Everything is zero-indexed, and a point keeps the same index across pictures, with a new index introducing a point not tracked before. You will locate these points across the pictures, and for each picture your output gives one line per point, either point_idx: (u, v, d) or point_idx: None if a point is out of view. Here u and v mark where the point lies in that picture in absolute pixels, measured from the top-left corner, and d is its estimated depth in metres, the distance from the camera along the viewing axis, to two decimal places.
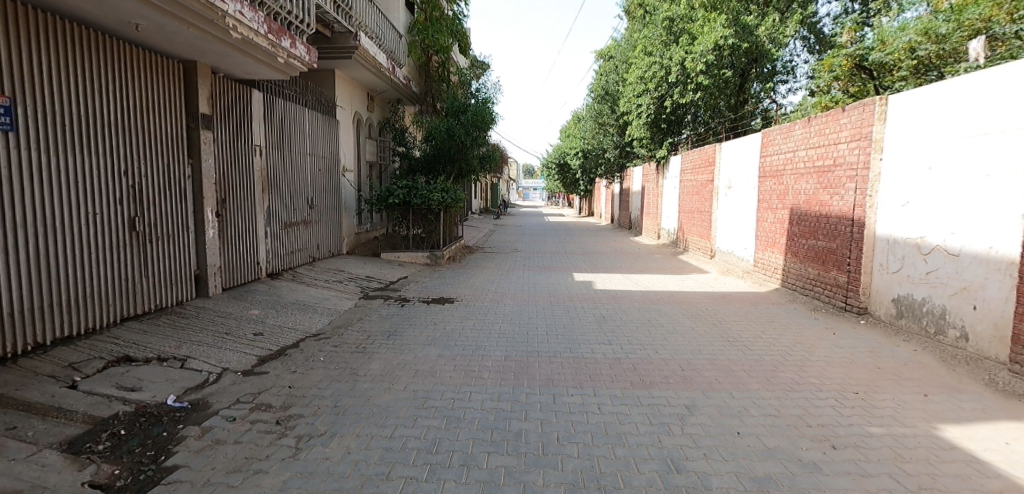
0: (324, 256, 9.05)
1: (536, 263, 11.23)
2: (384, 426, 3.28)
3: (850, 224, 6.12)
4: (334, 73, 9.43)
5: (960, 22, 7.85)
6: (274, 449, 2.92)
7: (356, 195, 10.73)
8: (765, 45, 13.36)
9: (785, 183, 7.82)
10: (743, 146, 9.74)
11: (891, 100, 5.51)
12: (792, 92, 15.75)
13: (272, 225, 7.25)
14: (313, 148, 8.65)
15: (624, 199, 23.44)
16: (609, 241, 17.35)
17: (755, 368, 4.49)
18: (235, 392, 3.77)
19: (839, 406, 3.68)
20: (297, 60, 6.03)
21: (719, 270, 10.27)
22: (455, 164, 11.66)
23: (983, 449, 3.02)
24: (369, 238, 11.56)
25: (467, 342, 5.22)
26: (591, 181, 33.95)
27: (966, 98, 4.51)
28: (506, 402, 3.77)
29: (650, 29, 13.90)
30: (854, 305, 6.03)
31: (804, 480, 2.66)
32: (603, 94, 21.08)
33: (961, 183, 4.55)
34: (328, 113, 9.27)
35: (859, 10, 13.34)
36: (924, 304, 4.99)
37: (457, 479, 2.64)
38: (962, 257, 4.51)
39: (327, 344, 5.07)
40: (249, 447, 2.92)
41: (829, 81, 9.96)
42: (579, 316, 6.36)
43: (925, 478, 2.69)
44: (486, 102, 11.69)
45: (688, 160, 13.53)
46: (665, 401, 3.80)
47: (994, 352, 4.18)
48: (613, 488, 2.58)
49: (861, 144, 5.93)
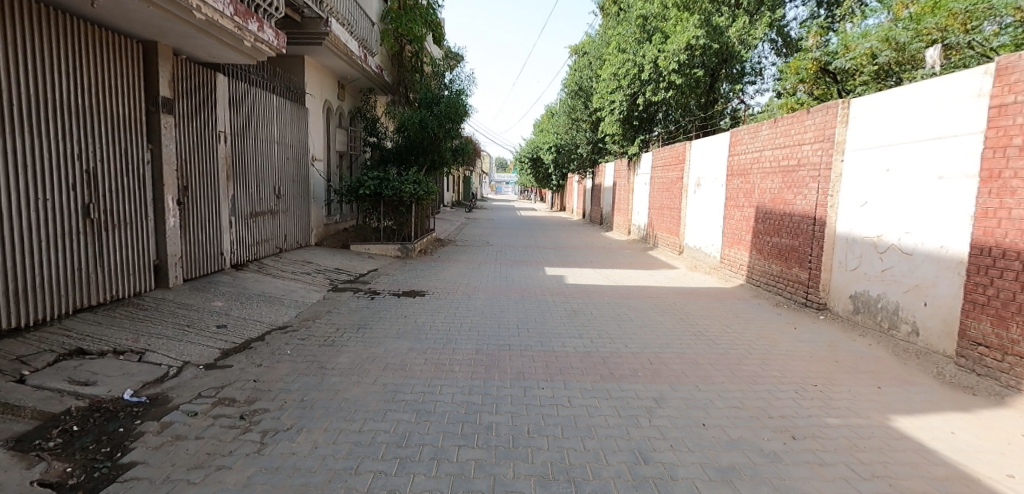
0: (291, 246, 8.82)
1: (508, 257, 11.27)
2: (353, 420, 3.24)
3: (812, 223, 6.31)
4: (304, 59, 9.18)
5: (919, 31, 8.20)
6: (239, 444, 2.85)
7: (326, 185, 10.50)
8: (735, 46, 13.55)
9: (751, 181, 8.03)
10: (712, 143, 9.95)
11: (854, 103, 5.70)
12: (759, 94, 15.98)
13: (237, 214, 7.03)
14: (280, 136, 8.39)
15: (595, 196, 23.62)
16: (580, 236, 17.51)
17: (720, 361, 4.61)
18: (197, 385, 3.67)
19: (799, 398, 3.81)
20: (265, 44, 5.82)
21: (686, 265, 10.48)
22: (428, 156, 11.53)
23: (932, 438, 3.19)
24: (338, 229, 11.34)
25: (438, 335, 5.19)
26: (563, 177, 34.25)
27: (923, 105, 4.71)
28: (477, 394, 3.78)
29: (624, 26, 13.98)
30: (814, 301, 6.26)
31: (765, 469, 2.75)
32: (577, 89, 21.24)
33: (916, 184, 4.75)
34: (298, 101, 9.04)
35: (825, 16, 13.80)
36: (879, 300, 5.20)
37: (428, 472, 2.63)
38: (916, 255, 4.71)
39: (295, 336, 4.97)
40: (212, 443, 2.85)
41: (796, 84, 10.12)
42: (550, 310, 6.39)
43: (877, 466, 2.82)
44: (460, 95, 11.62)
45: (658, 156, 13.73)
46: (633, 393, 3.86)
47: (942, 346, 4.40)
48: (581, 479, 2.61)
49: (825, 145, 6.10)
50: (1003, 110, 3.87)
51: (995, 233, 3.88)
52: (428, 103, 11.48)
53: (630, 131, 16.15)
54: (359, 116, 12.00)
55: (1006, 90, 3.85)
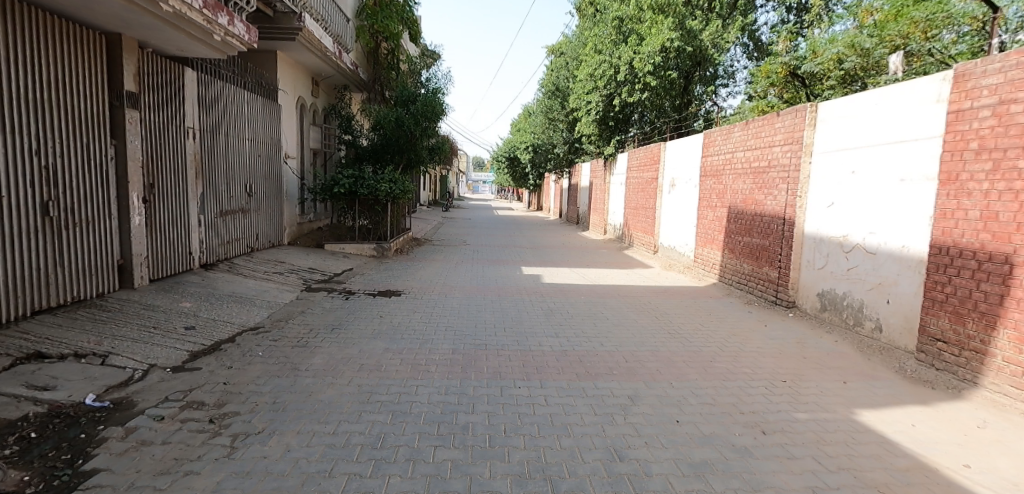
0: (263, 245, 8.64)
1: (485, 256, 11.26)
2: (327, 422, 3.19)
3: (781, 223, 6.47)
4: (277, 54, 9.00)
5: (883, 38, 8.48)
6: (207, 449, 2.77)
7: (299, 183, 10.31)
8: (708, 49, 13.90)
9: (724, 182, 8.19)
10: (686, 144, 10.12)
11: (822, 107, 5.87)
12: (732, 96, 16.45)
13: (207, 212, 6.84)
14: (252, 132, 8.19)
15: (571, 195, 23.77)
16: (557, 235, 17.58)
17: (693, 359, 4.69)
18: (163, 389, 3.56)
19: (769, 394, 3.90)
20: (236, 38, 5.68)
21: (661, 264, 10.64)
22: (404, 154, 11.43)
23: (894, 431, 3.30)
24: (312, 228, 11.14)
25: (414, 336, 5.15)
26: (541, 176, 34.39)
27: (886, 110, 4.88)
28: (453, 394, 3.76)
29: (601, 27, 14.18)
30: (784, 299, 6.42)
31: (736, 464, 2.81)
32: (553, 90, 21.39)
33: (880, 186, 4.91)
34: (270, 97, 8.85)
35: (795, 21, 14.19)
36: (845, 298, 5.37)
37: (403, 473, 2.61)
38: (879, 254, 4.87)
39: (267, 338, 4.86)
40: (179, 448, 2.77)
41: (766, 87, 10.46)
42: (527, 309, 6.40)
43: (843, 458, 2.91)
44: (437, 93, 11.55)
45: (634, 157, 13.89)
46: (609, 392, 3.90)
47: (903, 342, 4.57)
48: (557, 477, 2.63)
49: (794, 147, 6.26)
50: (961, 115, 4.04)
51: (953, 233, 4.05)
52: (404, 101, 11.38)
53: (606, 131, 16.30)
54: (333, 113, 11.83)
55: (963, 96, 4.03)
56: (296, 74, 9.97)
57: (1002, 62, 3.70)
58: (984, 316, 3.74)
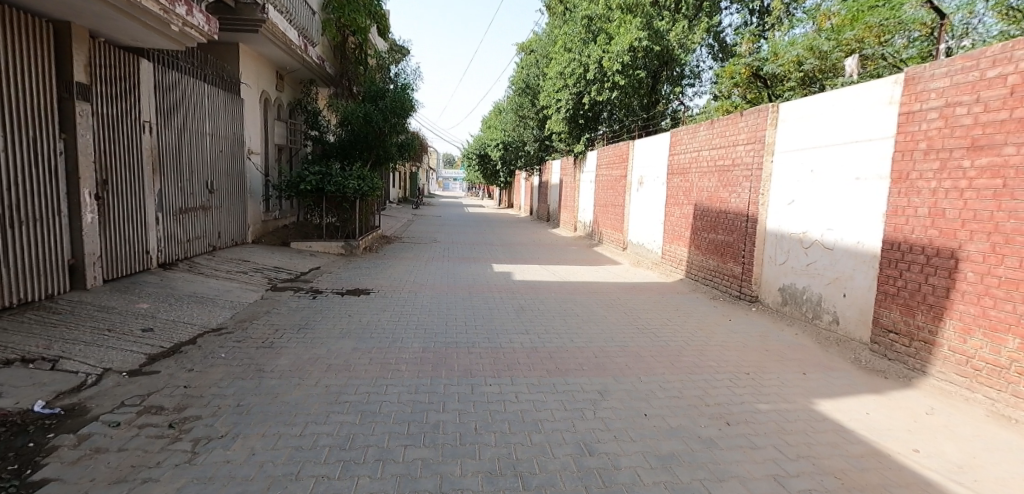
0: (225, 244, 8.37)
1: (455, 254, 11.21)
2: (293, 424, 3.12)
3: (745, 220, 6.67)
4: (239, 46, 8.72)
5: (840, 41, 8.83)
6: (167, 455, 2.68)
7: (263, 179, 10.02)
8: (676, 50, 14.20)
9: (690, 180, 8.37)
10: (654, 143, 10.30)
11: (782, 108, 6.07)
12: (698, 95, 16.77)
13: (165, 210, 6.58)
14: (212, 127, 7.93)
15: (541, 193, 23.90)
16: (528, 232, 17.65)
17: (661, 353, 4.78)
18: (119, 394, 3.42)
19: (733, 386, 4.01)
20: (195, 29, 5.47)
21: (630, 261, 10.80)
22: (373, 150, 11.25)
23: (850, 419, 3.45)
24: (277, 226, 10.86)
25: (383, 334, 5.08)
26: (511, 174, 34.46)
27: (841, 111, 5.08)
28: (424, 393, 3.73)
29: (570, 26, 14.29)
30: (747, 294, 6.61)
31: (702, 455, 2.88)
32: (524, 87, 21.51)
33: (837, 184, 5.10)
34: (232, 90, 8.57)
35: (757, 24, 14.63)
36: (804, 292, 5.57)
37: (373, 474, 2.57)
38: (836, 250, 5.07)
39: (230, 339, 4.72)
40: (137, 455, 2.66)
41: (731, 87, 10.69)
42: (498, 306, 6.41)
43: (802, 447, 3.02)
44: (406, 89, 11.42)
45: (603, 155, 14.04)
46: (579, 387, 3.94)
47: (858, 334, 4.77)
48: (528, 473, 2.64)
49: (757, 146, 6.46)
50: (911, 117, 4.24)
51: (904, 229, 4.25)
52: (372, 97, 11.21)
53: (576, 129, 16.41)
54: (299, 107, 11.63)
55: (913, 98, 4.22)
56: (260, 68, 9.68)
57: (949, 66, 3.91)
58: (932, 308, 3.94)
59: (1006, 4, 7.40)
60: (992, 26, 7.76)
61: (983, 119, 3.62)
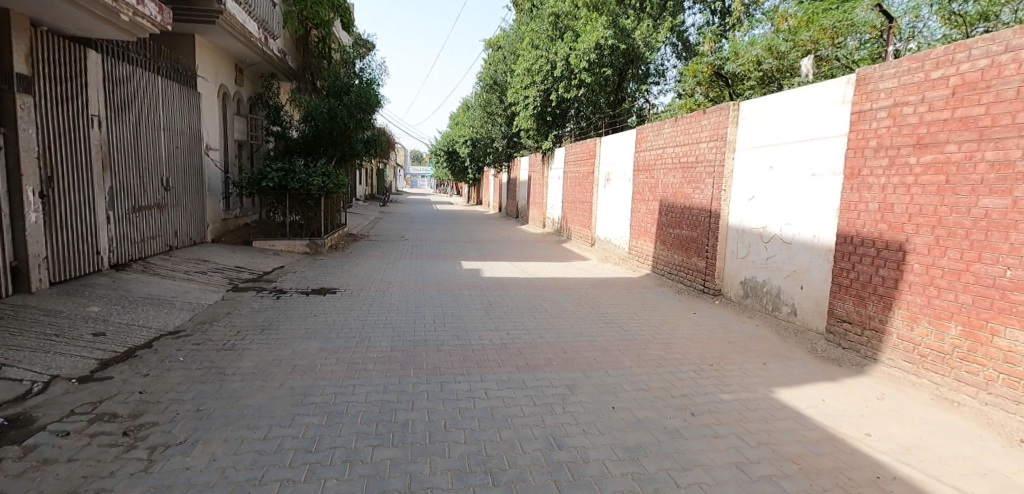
0: (182, 243, 8.07)
1: (424, 251, 11.11)
2: (257, 427, 3.03)
3: (708, 215, 6.84)
4: (195, 38, 8.40)
5: (796, 42, 9.15)
6: (121, 463, 2.56)
7: (222, 176, 9.69)
8: (640, 48, 14.14)
9: (655, 176, 8.55)
10: (620, 140, 10.47)
11: (742, 106, 6.25)
12: (662, 93, 16.94)
13: (116, 208, 6.29)
14: (168, 122, 7.62)
15: (510, 189, 23.93)
16: (497, 229, 17.65)
17: (628, 347, 4.87)
18: (69, 402, 3.25)
19: (697, 377, 4.12)
20: (146, 19, 5.23)
21: (598, 257, 10.94)
22: (338, 147, 11.03)
23: (807, 406, 3.59)
24: (238, 224, 10.53)
25: (350, 334, 5.00)
26: (479, 170, 34.39)
27: (798, 110, 5.26)
28: (392, 392, 3.69)
29: (537, 23, 14.50)
30: (711, 287, 6.79)
31: (667, 445, 2.95)
32: (491, 84, 21.54)
33: (794, 180, 5.28)
34: (187, 83, 8.25)
35: (719, 24, 15.03)
36: (765, 285, 5.75)
37: (340, 475, 2.53)
38: (794, 244, 5.26)
39: (188, 341, 4.56)
40: (88, 465, 2.54)
41: (693, 86, 10.99)
42: (467, 303, 6.40)
43: (762, 434, 3.13)
44: (371, 84, 11.22)
45: (570, 152, 14.16)
46: (548, 382, 3.97)
47: (815, 324, 4.97)
48: (498, 470, 2.64)
49: (718, 144, 6.64)
50: (862, 116, 4.42)
51: (856, 223, 4.45)
52: (336, 92, 10.98)
53: (543, 126, 16.45)
54: (259, 102, 11.21)
55: (864, 98, 4.41)
56: (217, 61, 9.35)
57: (896, 67, 4.10)
58: (883, 298, 4.14)
59: (948, 9, 7.84)
60: (935, 29, 8.18)
61: (928, 118, 3.81)
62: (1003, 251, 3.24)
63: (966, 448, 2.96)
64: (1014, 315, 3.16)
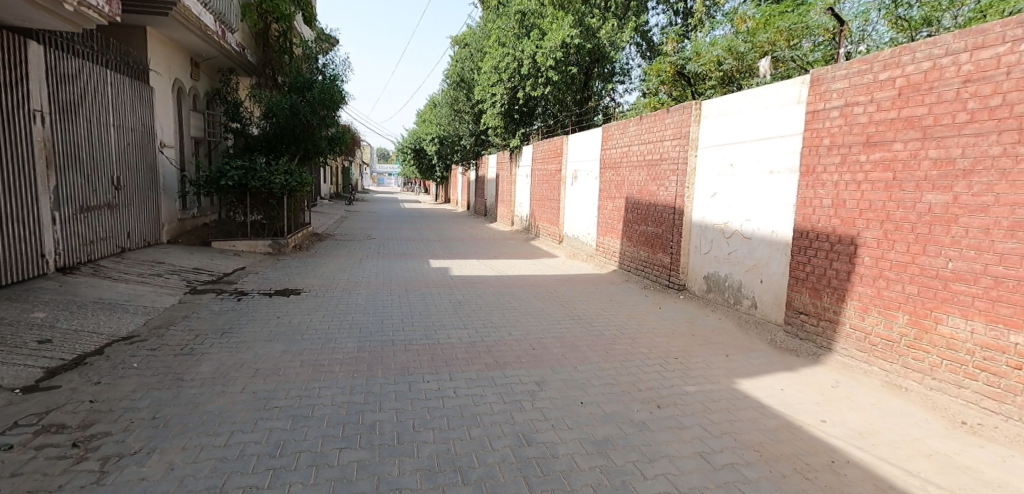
0: (136, 245, 7.73)
1: (392, 250, 10.98)
2: (217, 434, 2.94)
3: (672, 212, 6.99)
4: (146, 29, 8.05)
5: (754, 44, 9.45)
6: (71, 476, 2.44)
7: (178, 175, 9.32)
8: (606, 47, 14.42)
9: (621, 174, 8.68)
10: (586, 138, 10.59)
11: (704, 105, 6.41)
12: (627, 92, 17.23)
13: (63, 209, 5.97)
14: (118, 118, 7.29)
15: (478, 188, 23.88)
16: (465, 227, 17.59)
17: (596, 342, 4.94)
18: (11, 414, 3.07)
19: (663, 371, 4.21)
20: (93, 9, 4.97)
21: (566, 254, 11.03)
22: (301, 144, 10.76)
23: (767, 395, 3.72)
24: (195, 224, 10.15)
25: (315, 335, 4.90)
26: (447, 168, 34.19)
27: (756, 109, 5.43)
28: (359, 394, 3.63)
29: (503, 21, 14.53)
30: (675, 282, 6.94)
31: (635, 438, 3.01)
32: (458, 81, 21.50)
33: (753, 178, 5.45)
34: (139, 78, 7.90)
35: (681, 24, 15.39)
36: (727, 279, 5.92)
37: (305, 480, 2.47)
38: (753, 239, 5.43)
39: (143, 347, 4.37)
40: (34, 479, 2.40)
41: (658, 85, 11.37)
42: (436, 302, 6.36)
43: (725, 424, 3.23)
44: (335, 81, 10.98)
45: (537, 150, 14.23)
46: (517, 379, 3.99)
47: (774, 316, 5.15)
48: (467, 468, 2.64)
49: (682, 141, 6.79)
50: (816, 115, 4.60)
51: (811, 218, 4.62)
52: (298, 88, 10.70)
53: (510, 125, 16.42)
54: (217, 98, 11.03)
55: (818, 98, 4.58)
56: (171, 54, 8.98)
57: (848, 68, 4.26)
58: (836, 290, 4.32)
59: (895, 13, 8.21)
60: (883, 33, 8.56)
61: (877, 118, 3.99)
62: (945, 243, 3.43)
63: (913, 431, 3.13)
64: (956, 304, 3.35)
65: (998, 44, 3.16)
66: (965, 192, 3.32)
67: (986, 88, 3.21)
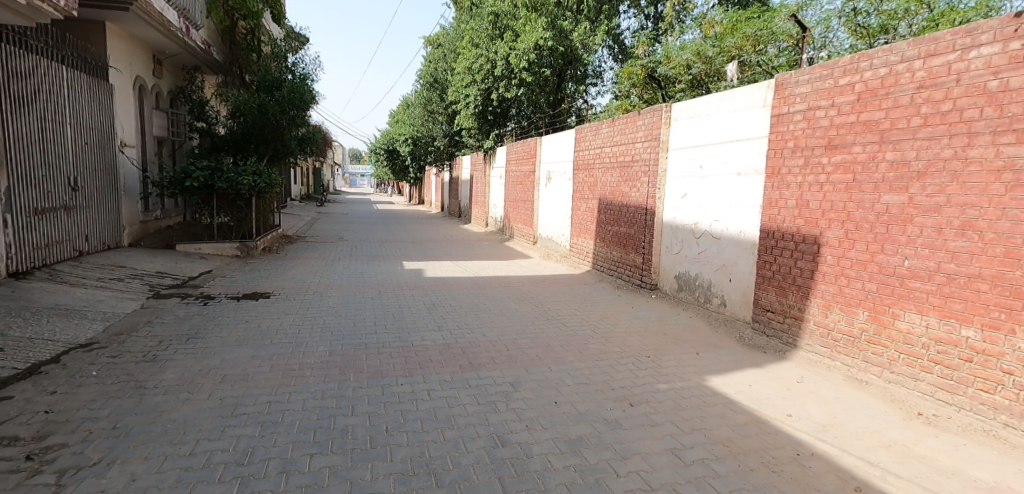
0: (94, 248, 7.43)
1: (365, 252, 10.85)
2: (182, 443, 2.85)
3: (644, 212, 7.10)
4: (105, 25, 7.77)
5: (722, 48, 9.71)
6: (25, 490, 2.34)
7: (140, 175, 9.01)
8: (578, 49, 14.57)
9: (594, 175, 8.78)
10: (559, 139, 10.67)
11: (674, 107, 6.53)
12: (599, 95, 17.42)
13: (15, 211, 5.70)
14: (76, 116, 7.01)
15: (452, 189, 23.78)
16: (439, 228, 17.49)
17: (569, 342, 4.98)
18: None
19: (635, 369, 4.28)
20: (48, 3, 4.76)
21: (540, 255, 11.09)
22: (269, 144, 10.53)
23: (736, 391, 3.82)
24: (158, 226, 9.82)
25: (285, 339, 4.81)
26: (421, 169, 33.95)
27: (724, 113, 5.57)
28: (331, 398, 3.58)
29: (476, 22, 14.49)
30: (647, 282, 7.05)
31: (608, 436, 3.04)
32: (431, 82, 21.39)
33: (722, 179, 5.59)
34: (98, 74, 7.61)
35: (652, 28, 15.68)
36: (697, 279, 6.04)
37: (275, 488, 2.42)
38: (722, 239, 5.56)
39: (102, 354, 4.21)
40: None
41: (629, 88, 11.47)
42: (410, 304, 6.30)
43: (696, 420, 3.30)
44: (305, 80, 10.78)
45: (511, 150, 14.26)
46: (491, 380, 3.99)
47: (742, 314, 5.28)
48: (441, 470, 2.63)
49: (653, 143, 6.90)
50: (781, 119, 4.74)
51: (776, 219, 4.76)
52: (267, 87, 10.48)
53: (485, 125, 16.42)
54: (182, 96, 10.63)
55: (782, 101, 4.72)
56: (132, 51, 8.68)
57: (810, 74, 4.41)
58: (800, 288, 4.46)
59: (854, 21, 8.54)
60: (843, 40, 8.89)
61: (838, 121, 4.13)
62: (902, 242, 3.58)
63: (873, 423, 3.25)
64: (912, 300, 3.50)
65: (949, 51, 3.31)
66: (920, 193, 3.47)
67: (938, 93, 3.37)
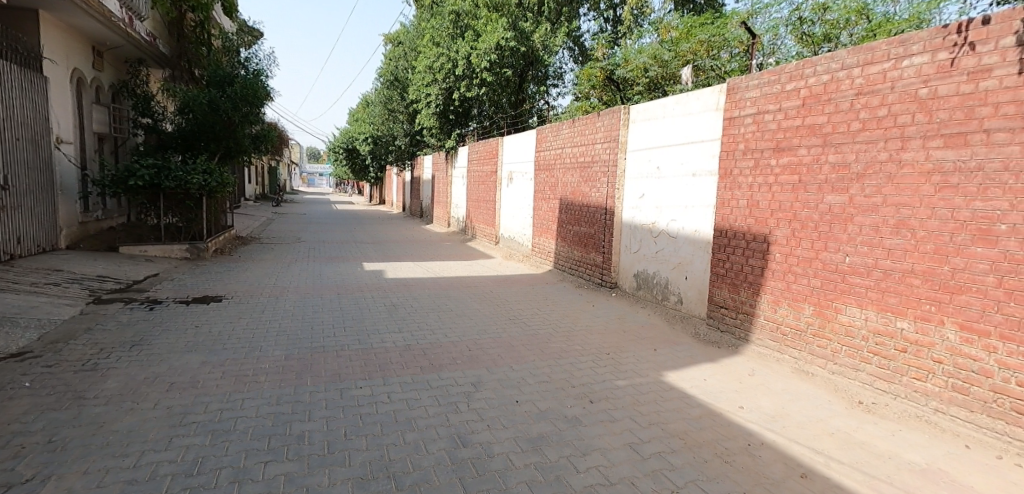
0: (26, 251, 6.97)
1: (323, 253, 10.60)
2: (125, 455, 2.72)
3: (603, 212, 7.23)
4: (38, 13, 7.31)
5: (677, 53, 10.02)
6: None
7: (78, 173, 8.51)
8: (540, 50, 14.68)
9: (555, 175, 8.87)
10: (520, 140, 10.73)
11: (632, 110, 6.68)
12: (560, 96, 17.62)
13: None
14: (6, 109, 6.56)
15: (414, 189, 23.49)
16: (400, 229, 17.25)
17: (531, 341, 5.02)
18: None
19: (595, 366, 4.36)
20: None
21: (502, 255, 11.12)
22: (221, 142, 10.14)
23: (691, 386, 3.95)
24: (99, 227, 9.29)
25: (239, 344, 4.65)
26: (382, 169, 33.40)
27: (679, 116, 5.74)
28: (286, 404, 3.49)
29: (437, 20, 14.53)
30: (607, 281, 7.18)
31: (568, 433, 3.09)
32: (392, 80, 21.10)
33: (678, 180, 5.75)
34: (31, 65, 7.15)
35: (612, 30, 16.01)
36: (654, 277, 6.20)
37: None
38: (678, 238, 5.73)
39: (36, 364, 3.96)
40: None
41: (589, 89, 11.61)
42: (369, 306, 6.21)
43: (653, 414, 3.39)
44: (259, 76, 10.44)
45: (473, 150, 14.23)
46: (452, 381, 3.98)
47: (697, 311, 5.45)
48: (400, 473, 2.61)
49: (612, 145, 7.03)
50: (732, 122, 4.92)
51: (729, 219, 4.94)
52: (218, 83, 10.09)
53: (445, 125, 16.23)
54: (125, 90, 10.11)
55: (734, 105, 4.91)
56: (68, 41, 8.20)
57: (760, 79, 4.60)
58: (752, 285, 4.65)
59: (800, 30, 8.95)
60: (790, 47, 9.30)
61: (784, 125, 4.33)
62: (843, 241, 3.78)
63: (818, 412, 3.43)
64: (853, 295, 3.71)
65: (884, 60, 3.52)
66: (859, 194, 3.67)
67: (875, 100, 3.57)
